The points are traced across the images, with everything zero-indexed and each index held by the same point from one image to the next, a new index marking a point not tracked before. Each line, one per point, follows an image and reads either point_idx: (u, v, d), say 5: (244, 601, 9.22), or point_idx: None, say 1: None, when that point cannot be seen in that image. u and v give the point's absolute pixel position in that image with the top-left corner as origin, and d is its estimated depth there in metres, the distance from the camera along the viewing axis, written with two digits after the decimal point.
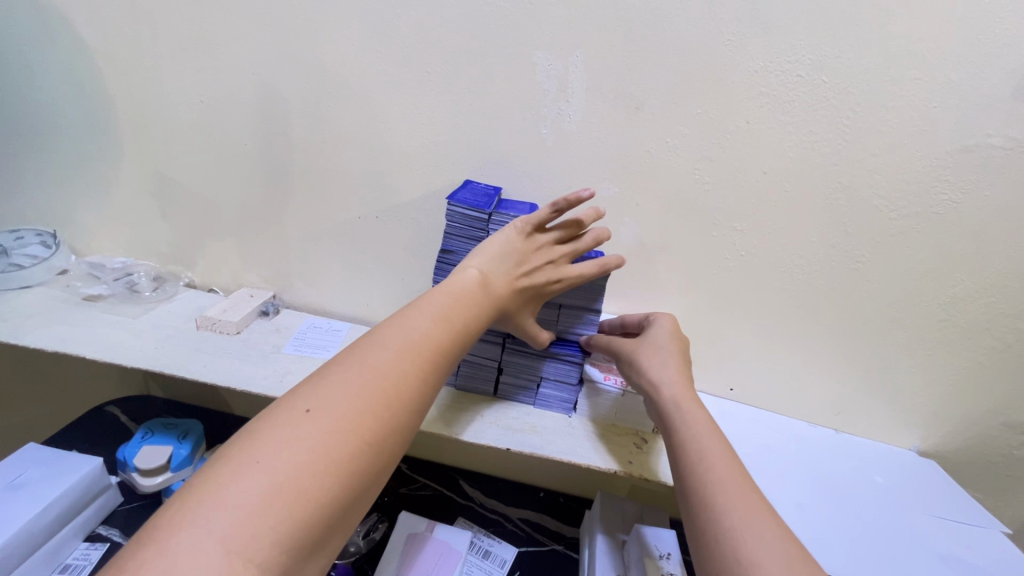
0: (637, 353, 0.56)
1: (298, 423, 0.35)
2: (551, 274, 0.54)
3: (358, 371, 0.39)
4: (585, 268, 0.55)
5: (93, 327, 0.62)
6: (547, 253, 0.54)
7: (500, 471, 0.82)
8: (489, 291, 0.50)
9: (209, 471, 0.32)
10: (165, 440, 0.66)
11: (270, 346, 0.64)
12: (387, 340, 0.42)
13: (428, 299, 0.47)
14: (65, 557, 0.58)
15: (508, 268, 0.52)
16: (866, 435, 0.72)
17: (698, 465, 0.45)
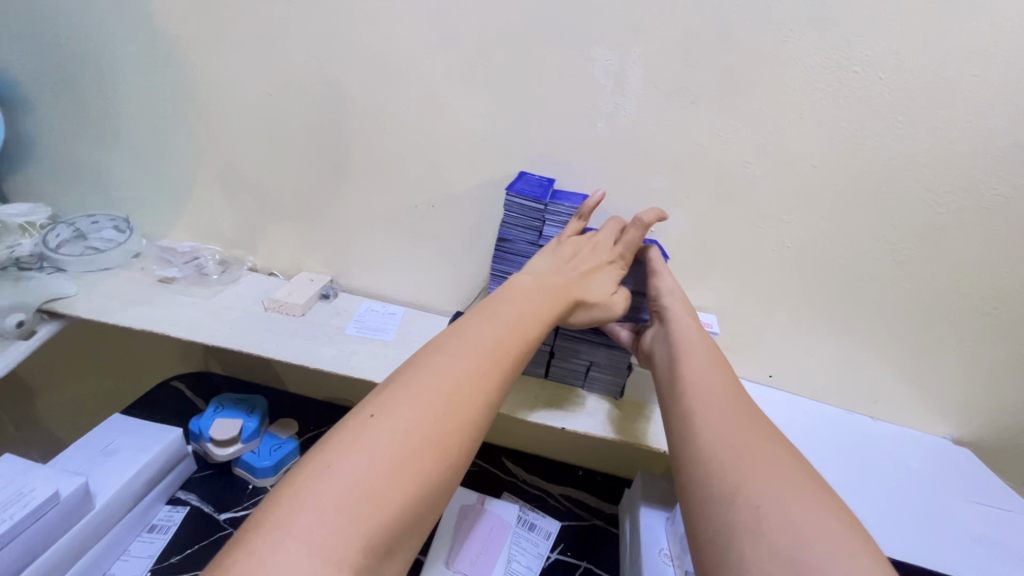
0: (665, 293, 0.57)
1: (369, 426, 0.37)
2: (600, 260, 0.58)
3: (420, 378, 0.41)
4: (630, 237, 0.58)
5: (171, 307, 0.66)
6: (586, 247, 0.58)
7: (540, 450, 0.86)
8: (546, 287, 0.52)
9: (292, 474, 0.34)
10: (236, 414, 0.71)
11: (333, 327, 0.68)
12: (446, 347, 0.44)
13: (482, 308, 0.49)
14: (152, 517, 0.63)
15: (560, 269, 0.55)
16: (900, 423, 0.74)
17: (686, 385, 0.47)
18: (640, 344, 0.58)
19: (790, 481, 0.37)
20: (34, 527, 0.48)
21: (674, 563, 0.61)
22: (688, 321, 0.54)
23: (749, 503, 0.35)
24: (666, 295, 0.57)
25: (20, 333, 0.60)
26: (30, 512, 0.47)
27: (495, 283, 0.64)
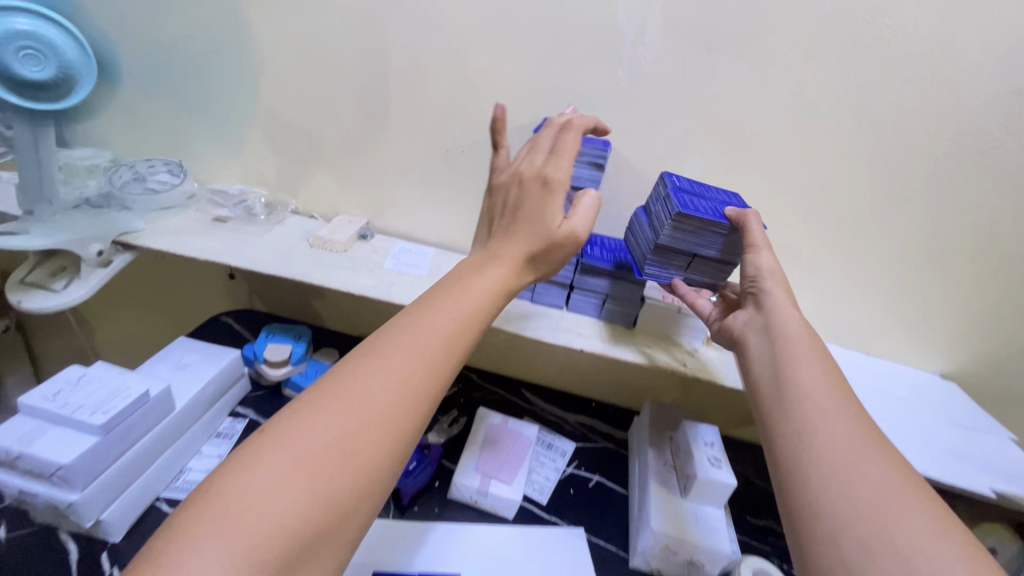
0: (765, 275, 0.53)
1: (288, 434, 0.34)
2: (528, 188, 0.53)
3: (350, 381, 0.38)
4: (562, 149, 0.55)
5: (228, 242, 0.73)
6: (512, 186, 0.54)
7: (557, 383, 0.93)
8: (488, 258, 0.50)
9: (201, 489, 0.32)
10: (285, 339, 0.79)
11: (373, 262, 0.74)
12: (384, 344, 0.41)
13: (432, 296, 0.46)
14: (218, 426, 0.71)
15: (494, 233, 0.53)
16: (893, 360, 0.80)
17: (795, 390, 0.43)
18: (725, 325, 0.57)
19: (919, 507, 0.34)
20: (132, 416, 0.55)
21: (677, 472, 0.68)
22: (792, 314, 0.50)
23: (869, 533, 0.33)
24: (765, 279, 0.53)
25: (100, 262, 0.67)
26: (130, 403, 0.55)
27: None
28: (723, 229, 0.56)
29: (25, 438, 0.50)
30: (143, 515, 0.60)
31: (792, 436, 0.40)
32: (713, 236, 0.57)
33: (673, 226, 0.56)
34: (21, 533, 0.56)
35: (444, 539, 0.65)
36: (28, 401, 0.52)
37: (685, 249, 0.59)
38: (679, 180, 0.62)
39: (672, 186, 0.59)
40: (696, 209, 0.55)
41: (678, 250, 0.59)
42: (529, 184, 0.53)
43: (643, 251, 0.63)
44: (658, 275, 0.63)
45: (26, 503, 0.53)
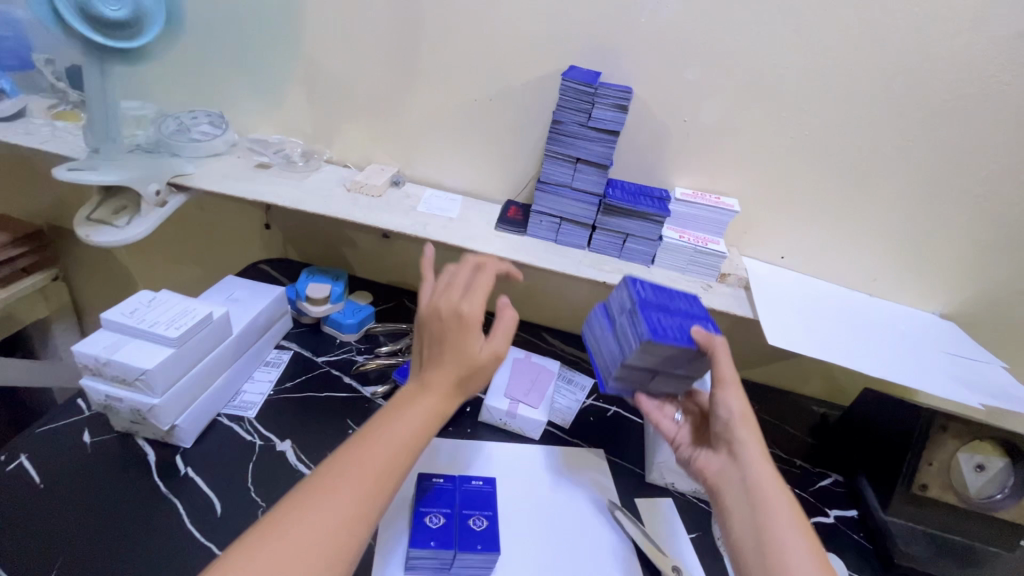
0: (737, 419, 0.53)
1: (307, 514, 0.41)
2: (437, 342, 0.52)
3: (358, 464, 0.45)
4: (468, 308, 0.53)
5: (272, 186, 0.78)
6: (429, 326, 0.53)
7: (575, 328, 0.99)
8: (425, 383, 0.51)
9: (231, 559, 0.38)
10: (325, 280, 0.85)
11: (407, 205, 0.80)
12: (382, 431, 0.48)
13: (415, 386, 0.52)
14: (267, 356, 0.78)
15: (419, 368, 0.53)
16: (894, 301, 0.85)
17: (764, 525, 0.47)
18: (697, 467, 0.57)
19: None
20: (199, 334, 0.61)
21: None
22: (751, 432, 0.53)
23: None
24: (733, 421, 0.53)
25: (157, 201, 0.72)
26: (198, 321, 0.60)
27: (548, 162, 0.72)
28: (689, 352, 0.54)
29: (110, 348, 0.57)
30: (208, 428, 0.66)
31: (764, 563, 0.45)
32: (687, 356, 0.55)
33: (640, 351, 0.55)
34: (104, 438, 0.62)
35: (479, 455, 0.71)
36: (110, 317, 0.58)
37: (648, 369, 0.58)
38: (642, 288, 0.62)
39: (638, 300, 0.59)
40: (665, 333, 0.54)
41: (645, 369, 0.58)
42: (455, 321, 0.52)
43: (608, 362, 0.62)
44: (621, 390, 0.62)
45: (110, 409, 0.59)
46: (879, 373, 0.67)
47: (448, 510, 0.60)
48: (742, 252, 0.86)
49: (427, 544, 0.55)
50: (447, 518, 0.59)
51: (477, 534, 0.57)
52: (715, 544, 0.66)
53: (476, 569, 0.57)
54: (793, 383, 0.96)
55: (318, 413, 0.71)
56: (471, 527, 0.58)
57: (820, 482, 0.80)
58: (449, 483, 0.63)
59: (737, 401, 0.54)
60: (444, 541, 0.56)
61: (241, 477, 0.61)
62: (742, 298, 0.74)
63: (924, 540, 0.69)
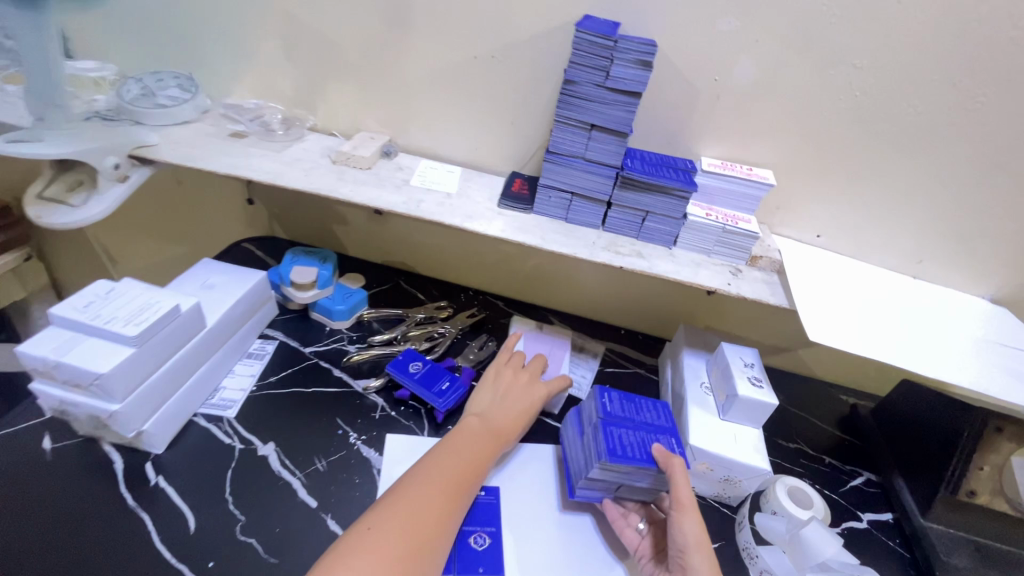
0: (692, 547, 0.51)
1: None
2: (512, 387, 0.67)
3: (378, 535, 0.46)
4: (547, 392, 0.67)
5: (247, 157, 0.69)
6: (504, 376, 0.68)
7: (586, 311, 0.91)
8: (432, 458, 0.55)
9: None
10: (311, 262, 0.77)
11: (399, 179, 0.71)
12: (396, 505, 0.49)
13: (421, 467, 0.54)
14: (249, 347, 0.71)
15: (483, 395, 0.65)
16: (940, 283, 0.77)
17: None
18: None
19: None
20: (165, 330, 0.54)
21: (713, 392, 0.67)
22: (705, 558, 0.51)
23: None
24: (687, 548, 0.51)
25: (117, 176, 0.64)
26: (162, 316, 0.53)
27: (558, 129, 0.63)
28: (651, 472, 0.55)
29: (60, 349, 0.50)
30: (183, 430, 0.60)
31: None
32: (645, 477, 0.56)
33: (601, 470, 0.55)
34: (66, 444, 0.56)
35: None
36: (59, 313, 0.51)
37: (614, 482, 0.57)
38: (610, 397, 0.62)
39: (601, 415, 0.58)
40: (626, 453, 0.54)
41: (609, 482, 0.57)
42: (524, 371, 0.69)
43: (576, 467, 0.60)
44: (589, 495, 0.60)
45: (68, 414, 0.53)
46: (930, 370, 0.60)
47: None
48: (773, 231, 0.77)
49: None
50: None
51: (478, 555, 0.54)
52: (741, 554, 0.60)
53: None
54: (822, 370, 0.90)
55: (303, 412, 0.65)
56: (471, 547, 0.55)
57: (850, 481, 0.73)
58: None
59: (695, 534, 0.52)
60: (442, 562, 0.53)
61: (218, 486, 0.56)
62: (776, 284, 0.66)
63: (967, 548, 0.63)
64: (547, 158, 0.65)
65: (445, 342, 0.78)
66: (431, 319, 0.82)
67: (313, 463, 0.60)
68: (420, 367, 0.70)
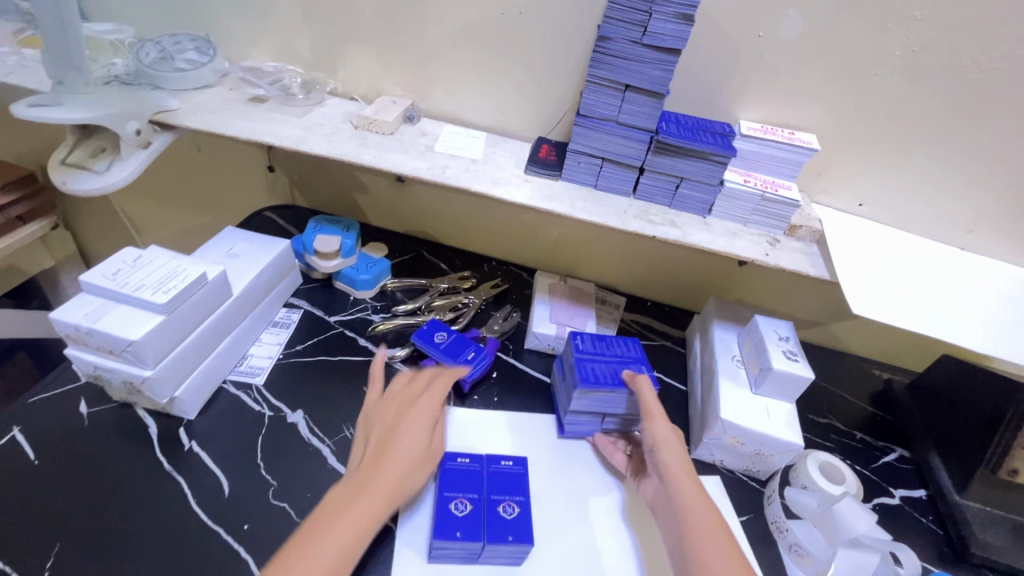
0: (661, 444, 0.56)
1: None
2: (397, 412, 0.57)
3: None
4: (435, 402, 0.59)
5: (269, 122, 0.67)
6: (395, 398, 0.59)
7: (610, 283, 0.90)
8: (334, 495, 0.48)
9: None
10: (334, 231, 0.76)
11: (423, 145, 0.69)
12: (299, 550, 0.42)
13: (331, 503, 0.47)
14: (274, 317, 0.71)
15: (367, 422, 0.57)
16: (990, 254, 0.73)
17: (683, 530, 0.49)
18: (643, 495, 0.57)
19: None
20: (193, 298, 0.54)
21: (745, 366, 0.66)
22: (675, 454, 0.55)
23: None
24: (658, 446, 0.55)
25: (139, 142, 0.63)
26: (189, 284, 0.53)
27: (589, 90, 0.60)
28: (623, 395, 0.61)
29: (91, 316, 0.50)
30: (213, 397, 0.61)
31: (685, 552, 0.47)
32: (619, 397, 0.62)
33: (580, 397, 0.61)
34: (102, 408, 0.57)
35: (505, 427, 0.65)
36: (89, 279, 0.51)
37: (596, 409, 0.63)
38: (582, 339, 0.67)
39: (575, 352, 0.64)
40: (599, 379, 0.61)
41: (592, 410, 0.63)
42: (411, 388, 0.60)
43: (562, 403, 0.66)
44: (579, 428, 0.65)
45: (102, 380, 0.54)
46: (979, 345, 0.57)
47: (475, 495, 0.54)
48: (812, 199, 0.74)
49: (453, 535, 0.50)
50: (474, 505, 0.53)
51: (508, 523, 0.52)
52: (770, 528, 0.60)
53: (506, 559, 0.52)
54: (855, 345, 0.87)
55: (331, 381, 0.65)
56: (500, 515, 0.52)
57: (882, 457, 0.71)
58: (475, 464, 0.57)
59: (663, 434, 0.56)
60: (472, 531, 0.50)
61: (250, 450, 0.56)
62: (816, 255, 0.63)
63: (1005, 527, 0.61)
64: (577, 122, 0.62)
65: (469, 312, 0.77)
66: (454, 289, 0.81)
67: (342, 430, 0.60)
68: (445, 338, 0.69)
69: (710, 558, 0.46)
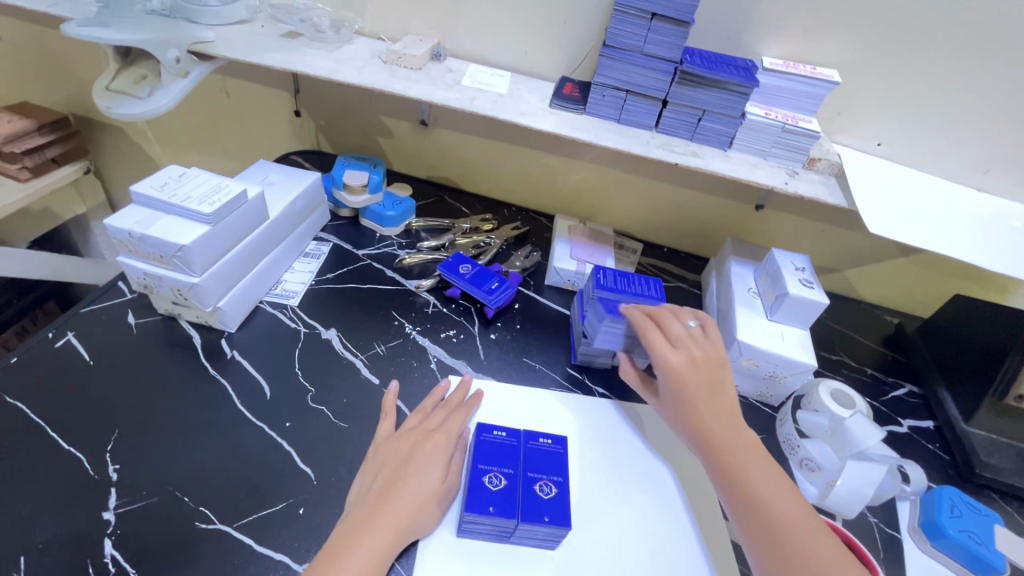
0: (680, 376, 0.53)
1: None
2: (418, 438, 0.50)
3: None
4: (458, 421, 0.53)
5: (302, 55, 0.69)
6: (419, 423, 0.52)
7: (628, 229, 0.91)
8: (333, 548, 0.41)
9: None
10: (362, 167, 0.78)
11: (450, 79, 0.71)
12: None
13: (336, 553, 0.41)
14: (305, 248, 0.73)
15: (381, 446, 0.50)
16: (1006, 195, 0.74)
17: (731, 476, 0.48)
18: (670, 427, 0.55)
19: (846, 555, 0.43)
20: (234, 214, 0.56)
21: (761, 296, 0.68)
22: (697, 387, 0.53)
23: None
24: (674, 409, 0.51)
25: (177, 70, 0.65)
26: (233, 199, 0.56)
27: (616, 19, 0.61)
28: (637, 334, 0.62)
29: (142, 223, 0.53)
30: (252, 314, 0.64)
31: (750, 520, 0.46)
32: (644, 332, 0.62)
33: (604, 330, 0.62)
34: (148, 320, 0.61)
35: (527, 350, 0.67)
36: (140, 189, 0.54)
37: (608, 344, 0.63)
38: (605, 274, 0.68)
39: (594, 287, 0.65)
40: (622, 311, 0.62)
41: (605, 343, 0.63)
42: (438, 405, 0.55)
43: (578, 335, 0.67)
44: (590, 360, 0.66)
45: (151, 289, 0.57)
46: (992, 265, 0.59)
47: (511, 470, 0.49)
48: (832, 139, 0.75)
49: (485, 509, 0.45)
50: (509, 480, 0.48)
51: (543, 503, 0.46)
52: (782, 447, 0.62)
53: (539, 540, 0.47)
54: (867, 290, 0.89)
55: (362, 306, 0.68)
56: (536, 495, 0.47)
57: (892, 391, 0.73)
58: (512, 439, 0.52)
59: (680, 367, 0.54)
60: (505, 507, 0.45)
61: (288, 362, 0.59)
62: (834, 186, 0.65)
63: (1009, 452, 0.63)
64: (603, 53, 0.63)
65: (491, 250, 0.79)
66: (476, 229, 0.83)
67: (373, 347, 0.63)
68: (470, 269, 0.71)
69: (772, 501, 0.46)
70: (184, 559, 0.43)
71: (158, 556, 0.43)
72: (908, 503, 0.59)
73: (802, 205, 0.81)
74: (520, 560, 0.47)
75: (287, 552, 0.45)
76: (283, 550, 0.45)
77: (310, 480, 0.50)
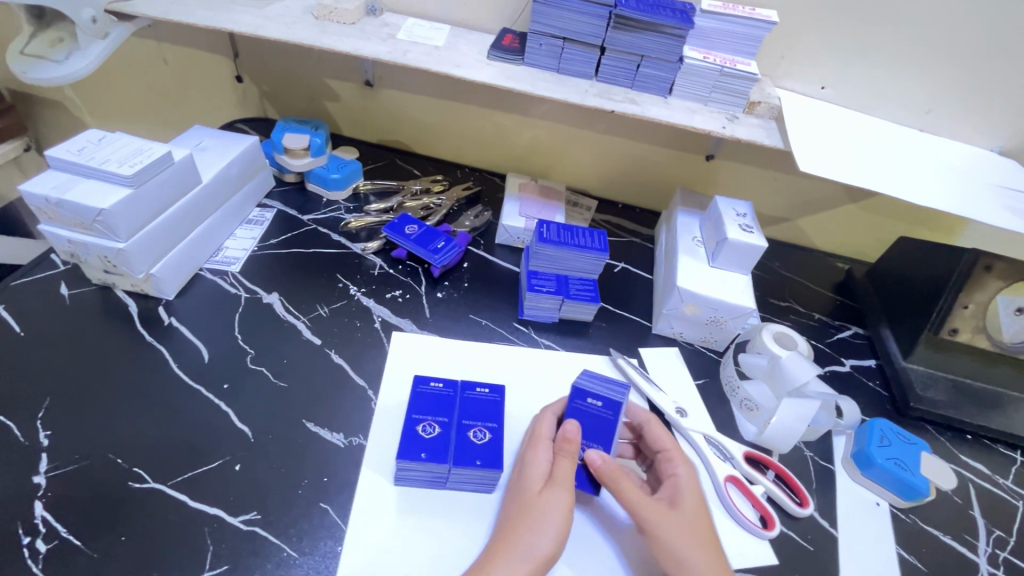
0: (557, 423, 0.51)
1: None
2: None
3: None
4: None
5: (228, 12, 0.67)
6: None
7: (582, 186, 0.91)
8: None
9: None
10: (303, 130, 0.77)
11: (384, 33, 0.68)
12: None
13: None
14: (248, 215, 0.72)
15: None
16: (949, 135, 0.74)
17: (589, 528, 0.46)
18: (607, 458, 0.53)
19: None
20: (159, 177, 0.55)
21: (704, 245, 0.68)
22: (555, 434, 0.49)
23: None
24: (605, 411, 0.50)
25: (96, 32, 0.63)
26: (156, 160, 0.54)
27: None
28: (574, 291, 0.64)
29: (59, 188, 0.51)
30: (191, 282, 0.63)
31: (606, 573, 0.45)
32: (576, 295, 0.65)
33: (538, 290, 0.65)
34: (83, 291, 0.60)
35: (474, 307, 0.67)
36: (54, 154, 0.52)
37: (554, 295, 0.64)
38: (549, 228, 0.67)
39: (537, 241, 0.65)
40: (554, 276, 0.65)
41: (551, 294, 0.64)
42: None
43: (524, 290, 0.68)
44: (537, 314, 0.67)
45: (79, 257, 0.56)
46: (924, 201, 0.59)
47: (446, 418, 0.50)
48: (777, 84, 0.74)
49: (418, 456, 0.46)
50: (443, 428, 0.49)
51: (476, 449, 0.47)
52: (725, 390, 0.64)
53: (474, 484, 0.48)
54: (819, 238, 0.90)
55: (306, 270, 0.67)
56: (470, 441, 0.48)
57: (837, 334, 0.75)
58: (449, 390, 0.52)
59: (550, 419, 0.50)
60: (437, 453, 0.46)
61: (227, 327, 0.59)
62: (773, 129, 0.65)
63: (943, 386, 0.66)
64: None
65: (440, 211, 0.78)
66: (426, 191, 0.82)
67: (316, 309, 0.63)
68: (416, 229, 0.71)
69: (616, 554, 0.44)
70: (117, 520, 0.43)
71: (91, 517, 0.43)
72: (843, 437, 0.60)
73: (752, 154, 0.81)
74: (456, 504, 0.48)
75: (222, 506, 0.45)
76: (219, 504, 0.45)
77: (248, 437, 0.50)
